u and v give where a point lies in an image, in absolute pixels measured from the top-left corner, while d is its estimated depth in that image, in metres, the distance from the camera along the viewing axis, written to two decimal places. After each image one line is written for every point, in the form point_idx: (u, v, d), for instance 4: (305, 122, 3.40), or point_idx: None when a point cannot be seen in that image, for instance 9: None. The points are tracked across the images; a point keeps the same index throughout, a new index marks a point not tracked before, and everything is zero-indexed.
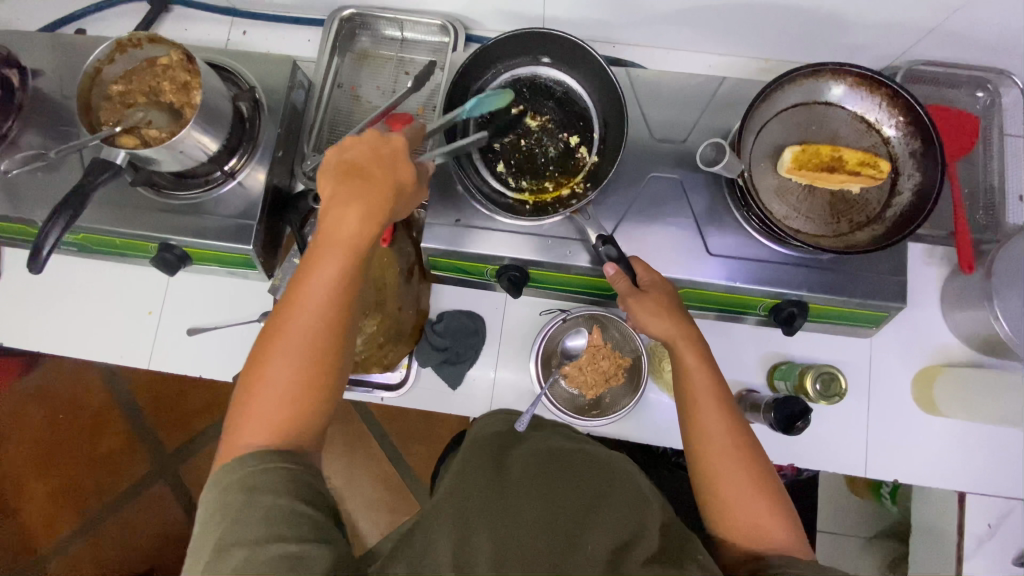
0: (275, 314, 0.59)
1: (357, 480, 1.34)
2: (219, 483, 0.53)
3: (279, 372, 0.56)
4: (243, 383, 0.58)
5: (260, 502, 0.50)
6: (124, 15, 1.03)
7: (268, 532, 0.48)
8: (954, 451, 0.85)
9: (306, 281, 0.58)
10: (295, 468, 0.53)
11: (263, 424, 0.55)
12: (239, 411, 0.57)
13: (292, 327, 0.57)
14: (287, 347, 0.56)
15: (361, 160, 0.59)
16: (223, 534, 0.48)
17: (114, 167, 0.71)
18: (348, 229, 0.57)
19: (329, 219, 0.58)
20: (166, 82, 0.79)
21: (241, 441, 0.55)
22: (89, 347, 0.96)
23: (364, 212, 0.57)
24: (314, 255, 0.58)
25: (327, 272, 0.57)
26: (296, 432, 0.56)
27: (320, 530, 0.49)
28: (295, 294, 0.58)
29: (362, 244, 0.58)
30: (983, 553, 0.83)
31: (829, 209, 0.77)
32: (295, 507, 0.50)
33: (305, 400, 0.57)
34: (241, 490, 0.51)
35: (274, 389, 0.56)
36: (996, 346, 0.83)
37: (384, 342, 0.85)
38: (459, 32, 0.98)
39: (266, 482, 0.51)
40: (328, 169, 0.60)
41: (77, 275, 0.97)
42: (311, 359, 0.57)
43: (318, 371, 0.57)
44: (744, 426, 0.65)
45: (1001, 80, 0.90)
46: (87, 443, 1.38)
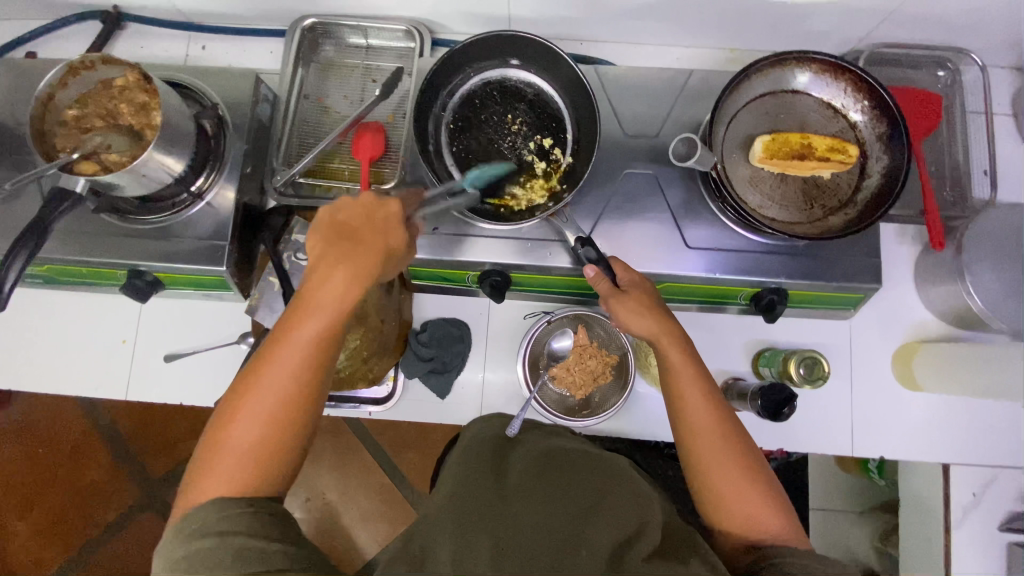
0: (250, 364, 0.57)
1: (351, 491, 1.34)
2: (184, 529, 0.52)
3: (248, 427, 0.55)
4: (212, 425, 0.56)
5: (229, 542, 0.50)
6: (74, 35, 0.99)
7: (237, 571, 0.48)
8: (937, 424, 0.87)
9: (286, 338, 0.57)
10: (260, 510, 0.53)
11: (225, 478, 0.54)
12: (201, 459, 0.55)
13: (263, 385, 0.56)
14: (260, 400, 0.55)
15: (354, 221, 0.61)
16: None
17: (75, 196, 0.68)
18: (332, 292, 0.58)
19: (316, 282, 0.58)
20: (125, 104, 0.76)
21: (207, 489, 0.54)
22: (59, 381, 0.92)
23: (351, 277, 0.58)
24: (292, 313, 0.58)
25: (308, 334, 0.57)
26: (261, 488, 0.55)
27: (293, 562, 0.51)
28: (275, 348, 0.57)
29: (345, 308, 0.58)
30: (971, 520, 0.85)
31: (802, 196, 0.78)
32: (265, 547, 0.50)
33: (269, 460, 0.55)
34: (212, 533, 0.51)
35: (239, 443, 0.54)
36: (970, 319, 0.85)
37: (368, 356, 0.83)
38: (425, 36, 0.97)
39: (238, 523, 0.51)
40: (322, 227, 0.60)
41: (43, 308, 0.94)
42: (279, 418, 0.55)
43: (284, 431, 0.56)
44: (732, 415, 0.66)
45: (960, 58, 0.92)
46: (68, 477, 1.34)
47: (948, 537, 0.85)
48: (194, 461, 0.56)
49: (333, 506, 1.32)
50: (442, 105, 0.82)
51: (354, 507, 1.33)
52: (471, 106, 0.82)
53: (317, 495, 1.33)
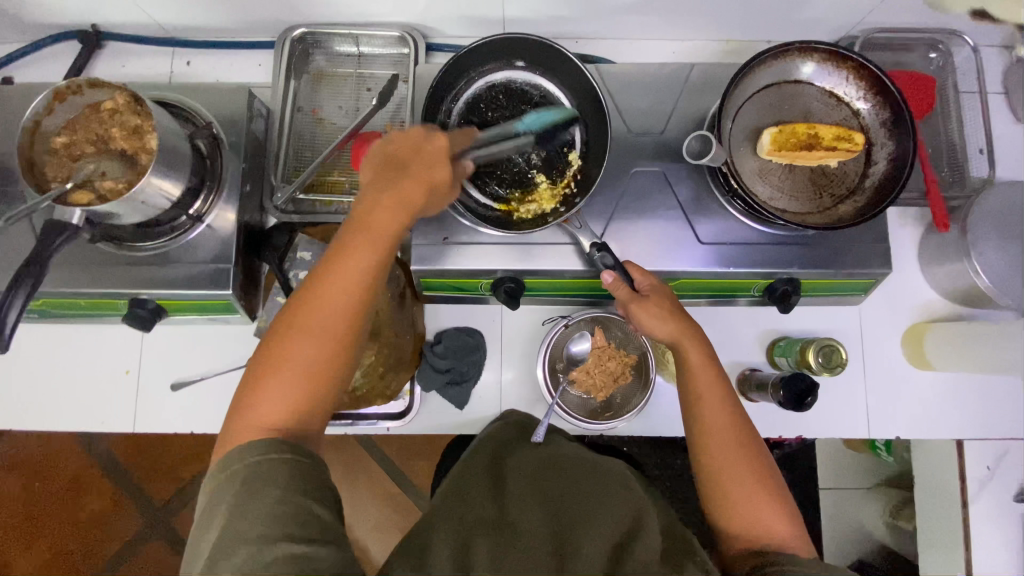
0: (296, 295, 0.58)
1: (361, 505, 1.31)
2: (223, 473, 0.52)
3: (298, 354, 0.55)
4: (257, 362, 0.57)
5: (266, 497, 0.49)
6: (50, 57, 0.95)
7: (275, 530, 0.48)
8: (950, 401, 0.88)
9: (337, 265, 0.57)
10: (299, 461, 0.52)
11: (275, 407, 0.54)
12: (250, 391, 0.55)
13: (317, 310, 0.56)
14: (311, 330, 0.56)
15: (403, 152, 0.62)
16: (224, 533, 0.48)
17: (71, 228, 0.65)
18: (385, 215, 0.59)
19: (367, 206, 0.59)
20: (116, 128, 0.73)
21: (256, 422, 0.54)
22: (62, 417, 0.89)
23: (402, 204, 0.59)
24: (346, 239, 0.59)
25: (360, 259, 0.58)
26: (310, 417, 0.56)
27: (327, 531, 0.50)
28: (324, 274, 0.57)
29: (392, 235, 0.59)
30: (987, 492, 0.87)
31: (810, 185, 0.78)
32: (303, 507, 0.50)
33: (320, 385, 0.56)
34: (248, 484, 0.50)
35: (292, 370, 0.55)
36: (975, 297, 0.86)
37: (385, 372, 0.84)
38: (418, 41, 0.95)
39: (274, 476, 0.51)
40: (377, 158, 0.62)
41: (40, 343, 0.90)
42: (332, 342, 0.56)
43: (338, 355, 0.57)
44: (746, 421, 0.67)
45: (951, 41, 0.93)
46: (70, 509, 1.30)
47: (966, 511, 0.87)
48: (237, 400, 0.56)
49: (345, 520, 1.31)
50: (448, 111, 0.81)
51: (366, 517, 1.31)
52: (478, 111, 0.81)
53: None
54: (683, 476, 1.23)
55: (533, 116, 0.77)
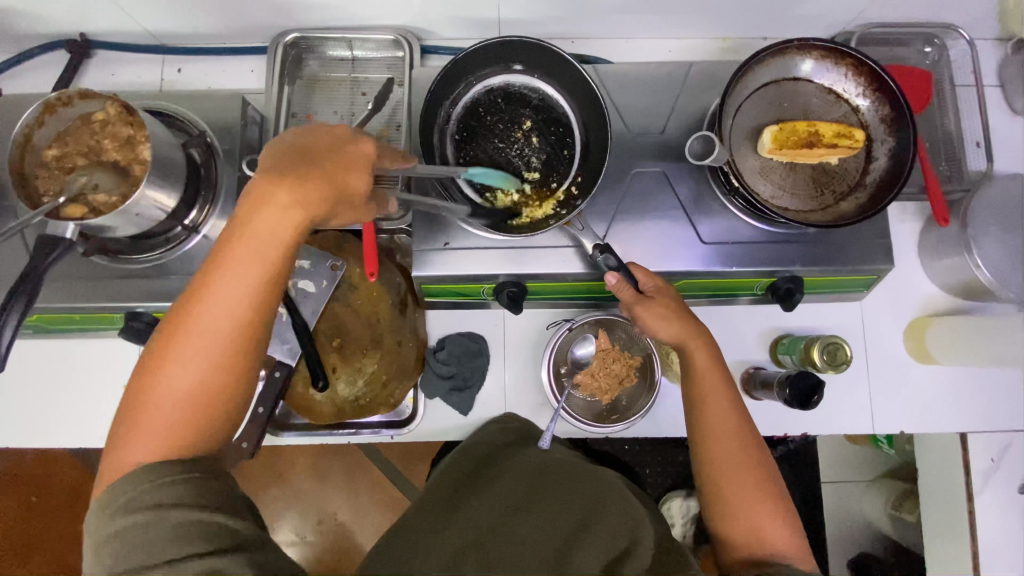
0: (176, 308, 0.52)
1: (363, 511, 1.31)
2: (110, 503, 0.48)
3: (176, 373, 0.50)
4: (137, 381, 0.51)
5: (166, 519, 0.46)
6: (38, 67, 0.94)
7: (181, 550, 0.45)
8: (953, 394, 0.89)
9: (219, 273, 0.52)
10: (200, 478, 0.49)
11: (154, 432, 0.49)
12: (128, 415, 0.50)
13: (198, 324, 0.51)
14: (191, 347, 0.51)
15: (311, 150, 0.57)
16: (127, 559, 0.45)
17: (65, 242, 0.64)
18: (275, 218, 0.53)
19: (256, 206, 0.53)
20: (108, 139, 0.71)
21: (134, 449, 0.49)
22: (58, 434, 0.88)
23: (291, 205, 0.53)
24: (230, 244, 0.52)
25: (245, 269, 0.52)
26: (196, 443, 0.51)
27: (235, 538, 0.48)
28: (206, 285, 0.52)
29: (285, 241, 0.53)
30: (991, 484, 0.88)
31: (812, 183, 0.78)
32: (208, 520, 0.47)
33: (203, 409, 0.51)
34: (147, 507, 0.47)
35: (171, 391, 0.50)
36: (976, 290, 0.87)
37: (388, 380, 0.85)
38: (413, 44, 0.94)
39: (172, 494, 0.47)
40: (271, 154, 0.56)
41: (34, 360, 0.89)
42: (214, 361, 0.51)
43: (223, 374, 0.52)
44: (751, 426, 0.67)
45: (947, 35, 0.93)
46: (68, 524, 1.29)
47: (971, 504, 0.88)
48: (115, 424, 0.51)
49: (347, 526, 1.30)
50: (447, 115, 0.80)
51: (369, 523, 1.30)
52: (476, 115, 0.80)
53: (329, 515, 1.30)
54: (687, 474, 1.23)
55: (481, 171, 0.68)
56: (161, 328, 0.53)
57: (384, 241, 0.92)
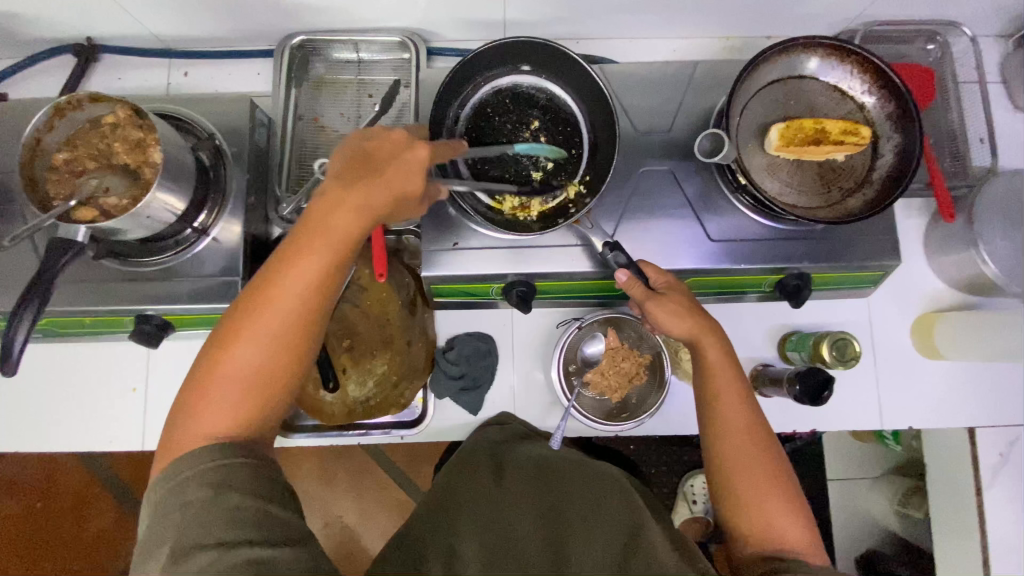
0: (245, 296, 0.55)
1: (370, 513, 1.31)
2: (172, 480, 0.50)
3: (247, 356, 0.53)
4: (204, 361, 0.54)
5: (223, 501, 0.48)
6: (45, 72, 0.94)
7: (233, 533, 0.46)
8: (961, 390, 0.89)
9: (290, 266, 0.54)
10: (256, 463, 0.52)
11: (224, 410, 0.53)
12: (196, 393, 0.53)
13: (269, 312, 0.53)
14: (259, 335, 0.53)
15: (378, 153, 0.56)
16: (180, 537, 0.47)
17: (76, 245, 0.64)
18: (344, 217, 0.54)
19: (326, 206, 0.55)
20: (118, 142, 0.72)
21: (200, 426, 0.52)
22: (67, 438, 0.88)
23: (359, 208, 0.54)
24: (300, 238, 0.55)
25: (312, 265, 0.54)
26: (260, 420, 0.55)
27: (289, 531, 0.49)
28: (276, 277, 0.54)
29: (351, 239, 0.55)
30: (999, 478, 0.88)
31: (818, 180, 0.79)
32: (262, 508, 0.49)
33: (267, 390, 0.54)
34: (206, 486, 0.49)
35: (241, 372, 0.53)
36: (982, 286, 0.87)
37: (398, 380, 0.88)
38: (419, 46, 0.94)
39: (231, 478, 0.49)
40: (342, 154, 0.57)
41: (43, 364, 0.89)
42: (282, 345, 0.54)
43: (289, 359, 0.55)
44: (764, 422, 0.67)
45: (949, 32, 0.94)
46: (74, 529, 1.28)
47: (980, 498, 0.88)
48: (183, 401, 0.53)
49: (354, 529, 1.30)
50: (455, 117, 0.80)
51: (376, 525, 1.30)
52: (484, 116, 0.80)
53: (336, 518, 1.30)
54: (694, 472, 1.23)
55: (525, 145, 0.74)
56: (229, 312, 0.55)
57: (393, 242, 0.92)
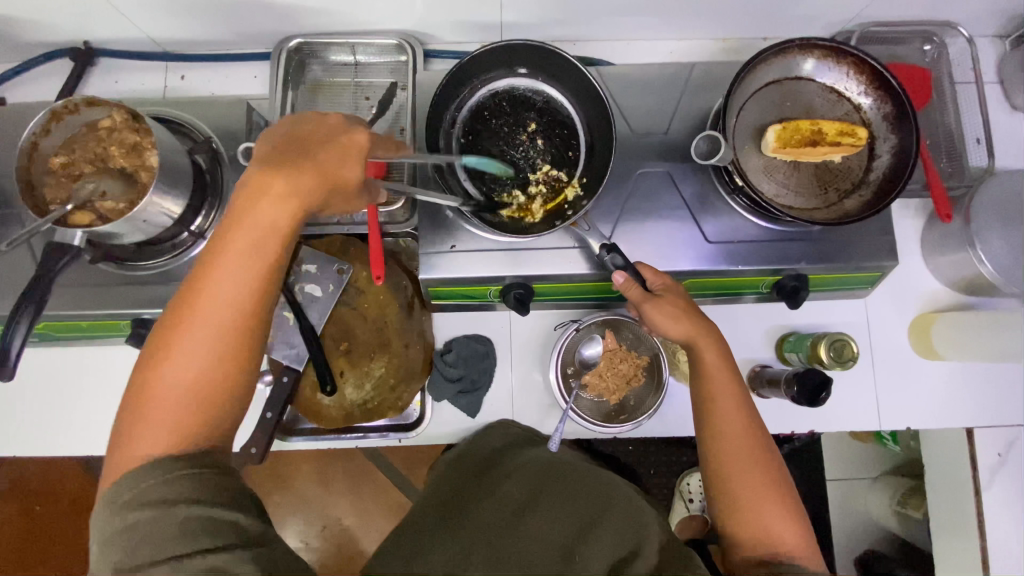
0: (177, 298, 0.53)
1: (368, 515, 1.30)
2: (116, 500, 0.48)
3: (183, 360, 0.51)
4: (139, 373, 0.52)
5: (170, 516, 0.47)
6: (42, 76, 0.94)
7: (183, 547, 0.46)
8: (959, 390, 0.89)
9: (220, 261, 0.53)
10: (209, 472, 0.50)
11: (164, 421, 0.50)
12: (135, 405, 0.51)
13: (203, 310, 0.52)
14: (192, 335, 0.52)
15: (303, 141, 0.58)
16: (127, 555, 0.46)
17: (73, 250, 0.64)
18: (271, 206, 0.55)
19: (251, 196, 0.55)
20: (114, 146, 0.72)
21: (142, 438, 0.50)
22: (65, 443, 0.87)
23: (286, 194, 0.55)
24: (229, 233, 0.54)
25: (244, 258, 0.54)
26: (204, 429, 0.52)
27: (242, 536, 0.48)
28: (205, 278, 0.53)
29: (285, 227, 0.56)
30: (998, 479, 0.88)
31: (816, 181, 0.79)
32: (212, 517, 0.48)
33: (209, 395, 0.52)
34: (150, 503, 0.48)
35: (177, 378, 0.51)
36: (979, 286, 0.87)
37: (396, 383, 0.86)
38: (416, 48, 0.94)
39: (176, 491, 0.48)
40: (263, 145, 0.58)
41: (41, 368, 0.89)
42: (220, 344, 0.52)
43: (229, 359, 0.53)
44: (760, 424, 0.67)
45: (946, 32, 0.94)
46: (72, 534, 1.28)
47: (979, 500, 0.88)
48: (122, 416, 0.52)
49: (353, 532, 1.30)
50: (451, 119, 0.80)
51: (375, 528, 1.30)
52: (481, 118, 0.80)
53: (335, 521, 1.30)
54: (693, 473, 1.23)
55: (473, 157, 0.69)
56: (161, 319, 0.54)
57: (391, 244, 0.92)
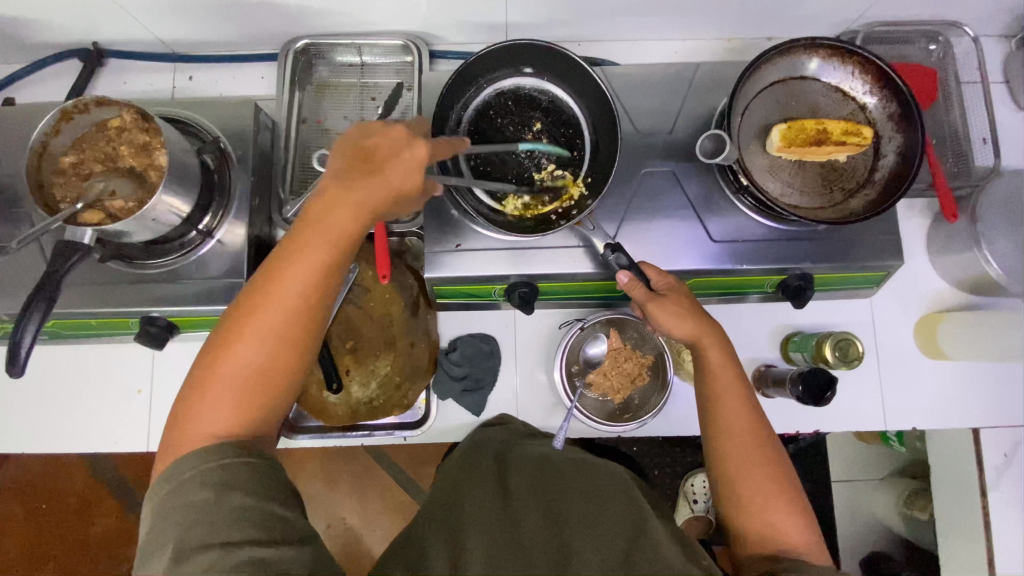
0: (247, 290, 0.53)
1: (373, 514, 1.31)
2: (173, 479, 0.49)
3: (246, 353, 0.51)
4: (203, 359, 0.52)
5: (228, 500, 0.47)
6: (51, 76, 0.95)
7: (237, 534, 0.46)
8: (965, 391, 0.89)
9: (290, 262, 0.52)
10: (263, 465, 0.50)
11: (225, 408, 0.51)
12: (196, 390, 0.51)
13: (270, 307, 0.52)
14: (257, 331, 0.52)
15: (376, 150, 0.54)
16: (184, 536, 0.46)
17: (84, 248, 0.65)
18: (344, 214, 0.52)
19: (326, 201, 0.53)
20: (124, 146, 0.72)
21: (200, 427, 0.51)
22: (73, 440, 0.88)
23: (359, 205, 0.52)
24: (301, 234, 0.53)
25: (313, 259, 0.52)
26: (260, 418, 0.53)
27: (292, 533, 0.48)
28: (274, 274, 0.52)
29: (354, 235, 0.53)
30: (1004, 480, 0.88)
31: (821, 180, 0.79)
32: (268, 509, 0.48)
33: (268, 387, 0.53)
34: (209, 487, 0.48)
35: (241, 369, 0.51)
36: (985, 286, 0.87)
37: (402, 380, 0.87)
38: (421, 49, 0.95)
39: (237, 478, 0.48)
40: (341, 150, 0.55)
41: (50, 367, 0.89)
42: (283, 341, 0.52)
43: (291, 356, 0.53)
44: (764, 421, 0.67)
45: (952, 31, 0.94)
46: (79, 531, 1.29)
47: (985, 500, 0.88)
48: (182, 397, 0.52)
49: (358, 530, 1.30)
50: (457, 118, 0.81)
51: (380, 527, 1.30)
52: (486, 118, 0.81)
53: (340, 520, 1.30)
54: (697, 474, 1.23)
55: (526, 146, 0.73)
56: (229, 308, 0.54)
57: (395, 244, 0.93)
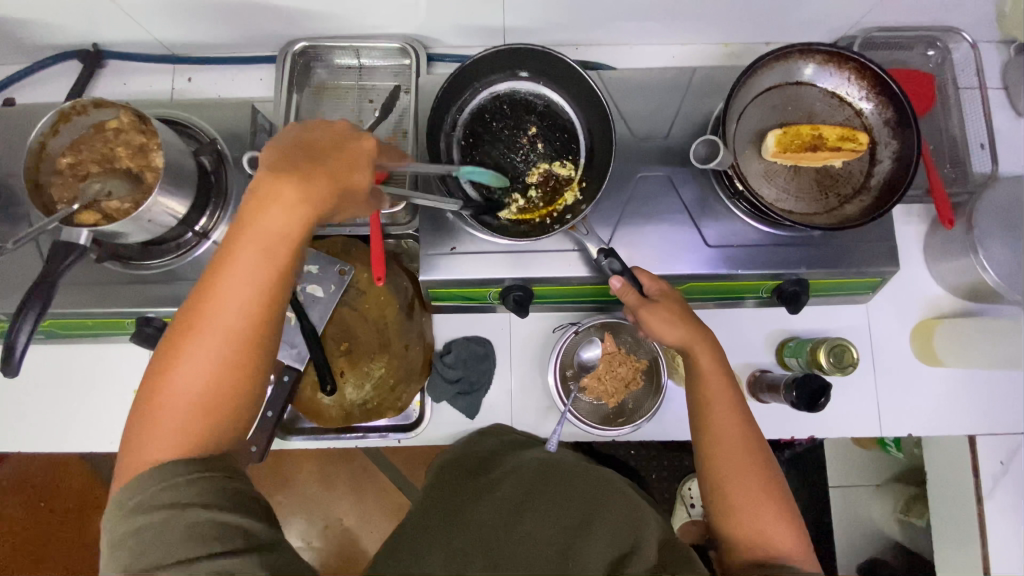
0: (186, 307, 0.53)
1: (369, 515, 1.31)
2: (128, 502, 0.48)
3: (191, 371, 0.51)
4: (148, 381, 0.52)
5: (182, 517, 0.47)
6: (52, 77, 0.95)
7: (191, 551, 0.46)
8: (961, 397, 0.88)
9: (228, 271, 0.52)
10: (219, 476, 0.50)
11: (173, 429, 0.50)
12: (144, 414, 0.51)
13: (210, 322, 0.51)
14: (200, 347, 0.51)
15: (312, 147, 0.56)
16: (137, 559, 0.46)
17: (80, 248, 0.65)
18: (278, 213, 0.53)
19: (259, 203, 0.53)
20: (121, 147, 0.73)
21: (148, 450, 0.50)
22: (68, 439, 0.88)
23: (296, 201, 0.53)
24: (239, 242, 0.53)
25: (253, 268, 0.52)
26: (212, 439, 0.52)
27: (253, 539, 0.48)
28: (213, 287, 0.52)
29: (293, 236, 0.54)
30: (1000, 487, 0.88)
31: (816, 186, 0.79)
32: (222, 519, 0.47)
33: (217, 405, 0.52)
34: (162, 506, 0.47)
35: (186, 387, 0.51)
36: (982, 292, 0.87)
37: (395, 383, 0.86)
38: (419, 51, 0.95)
39: (188, 494, 0.48)
40: (273, 150, 0.55)
41: (47, 366, 0.90)
42: (229, 355, 0.52)
43: (238, 371, 0.52)
44: (754, 428, 0.67)
45: (950, 37, 0.94)
46: (76, 529, 1.29)
47: (980, 508, 0.88)
48: (131, 424, 0.51)
49: (353, 532, 1.30)
50: (453, 122, 0.81)
51: (375, 528, 1.30)
52: (482, 121, 0.81)
53: (335, 520, 1.30)
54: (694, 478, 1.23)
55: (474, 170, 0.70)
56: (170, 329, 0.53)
57: (392, 246, 0.93)
